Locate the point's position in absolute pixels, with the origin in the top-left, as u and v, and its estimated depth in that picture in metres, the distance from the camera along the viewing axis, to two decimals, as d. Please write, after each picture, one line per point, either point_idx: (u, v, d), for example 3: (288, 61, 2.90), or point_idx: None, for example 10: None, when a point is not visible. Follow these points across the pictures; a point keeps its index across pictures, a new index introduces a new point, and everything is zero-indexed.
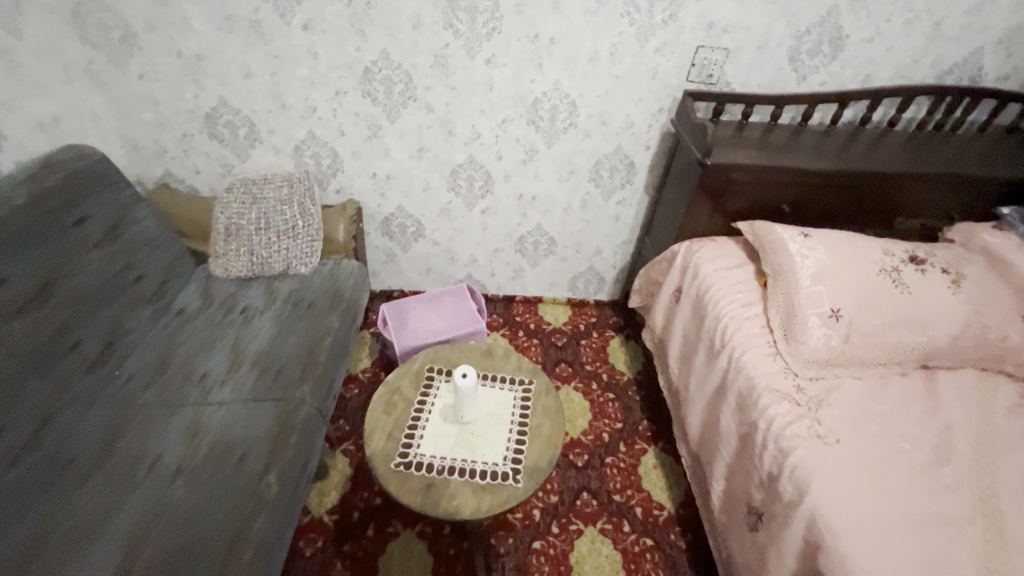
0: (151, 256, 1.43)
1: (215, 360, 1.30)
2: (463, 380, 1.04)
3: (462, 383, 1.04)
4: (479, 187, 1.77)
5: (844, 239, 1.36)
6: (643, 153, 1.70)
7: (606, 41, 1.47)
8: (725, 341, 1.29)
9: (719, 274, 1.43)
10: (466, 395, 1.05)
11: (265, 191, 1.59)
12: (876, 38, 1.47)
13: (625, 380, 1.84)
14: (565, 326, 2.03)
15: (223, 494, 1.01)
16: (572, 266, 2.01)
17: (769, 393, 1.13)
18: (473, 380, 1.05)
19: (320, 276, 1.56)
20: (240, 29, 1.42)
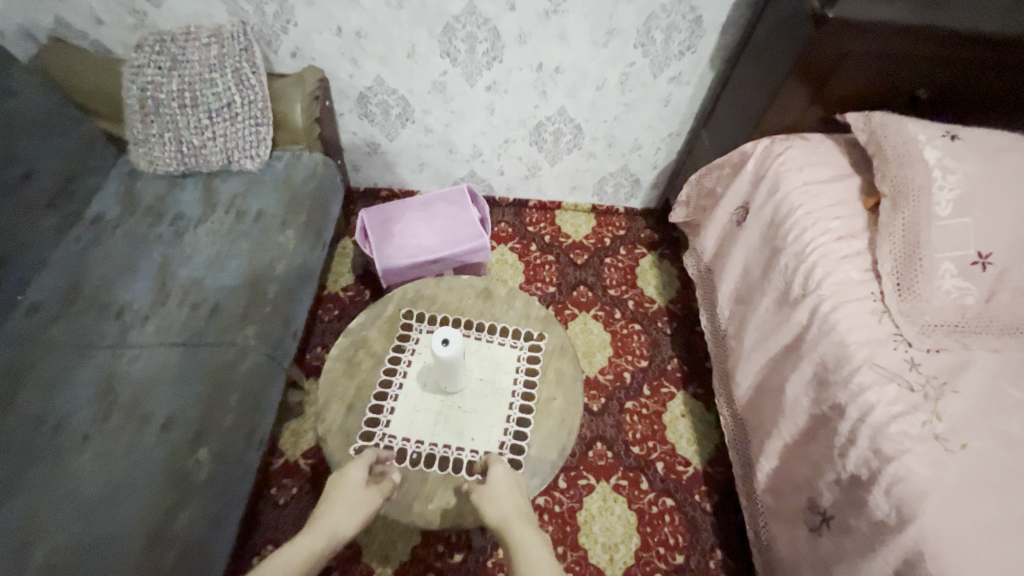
0: (41, 143, 1.07)
1: (138, 288, 1.02)
2: (444, 350, 0.74)
3: (445, 354, 0.74)
4: (483, 53, 1.29)
5: (1008, 145, 0.92)
6: (718, 4, 1.18)
7: None
8: (808, 288, 0.95)
9: (809, 191, 1.03)
10: (450, 367, 0.76)
11: (188, 52, 1.14)
12: None
13: (654, 310, 1.54)
14: (587, 240, 1.68)
15: (141, 473, 0.79)
16: (601, 165, 1.59)
17: (870, 370, 0.82)
18: (459, 349, 0.75)
19: (272, 176, 1.20)
20: None
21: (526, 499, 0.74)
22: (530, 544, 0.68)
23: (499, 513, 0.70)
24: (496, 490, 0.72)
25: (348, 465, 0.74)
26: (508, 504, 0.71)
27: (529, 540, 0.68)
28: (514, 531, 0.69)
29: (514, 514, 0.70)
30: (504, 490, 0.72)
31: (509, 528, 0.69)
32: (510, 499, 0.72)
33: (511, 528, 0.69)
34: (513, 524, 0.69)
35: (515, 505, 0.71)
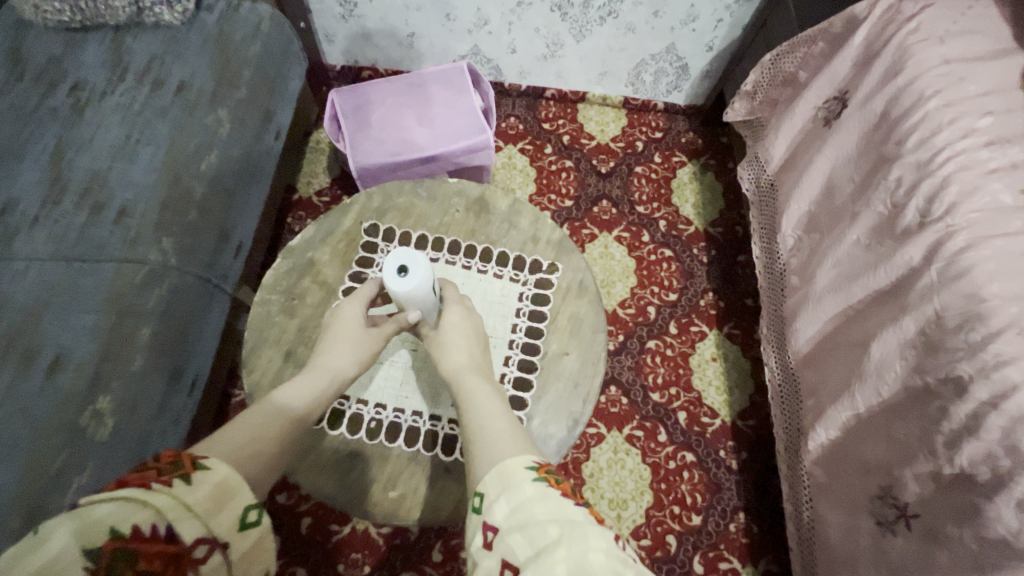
0: None
1: (26, 182, 0.78)
2: (401, 283, 0.51)
3: (401, 289, 0.51)
4: None
5: None
6: None
7: None
8: (930, 216, 0.68)
9: (952, 73, 0.71)
10: (413, 305, 0.54)
11: None
12: None
13: (690, 233, 1.27)
14: (614, 143, 1.37)
15: (22, 424, 0.62)
16: (641, 42, 1.22)
17: (1016, 337, 0.58)
18: (421, 282, 0.52)
19: (201, 34, 0.89)
20: None
21: (485, 353, 0.58)
22: (482, 398, 0.51)
23: (449, 363, 0.55)
24: (445, 338, 0.57)
25: (342, 303, 0.60)
26: (462, 354, 0.56)
27: (481, 393, 0.52)
28: (464, 382, 0.53)
29: (466, 367, 0.54)
30: (456, 338, 0.57)
31: (460, 378, 0.53)
32: (463, 348, 0.56)
33: (461, 379, 0.53)
34: (463, 374, 0.54)
35: (470, 357, 0.56)
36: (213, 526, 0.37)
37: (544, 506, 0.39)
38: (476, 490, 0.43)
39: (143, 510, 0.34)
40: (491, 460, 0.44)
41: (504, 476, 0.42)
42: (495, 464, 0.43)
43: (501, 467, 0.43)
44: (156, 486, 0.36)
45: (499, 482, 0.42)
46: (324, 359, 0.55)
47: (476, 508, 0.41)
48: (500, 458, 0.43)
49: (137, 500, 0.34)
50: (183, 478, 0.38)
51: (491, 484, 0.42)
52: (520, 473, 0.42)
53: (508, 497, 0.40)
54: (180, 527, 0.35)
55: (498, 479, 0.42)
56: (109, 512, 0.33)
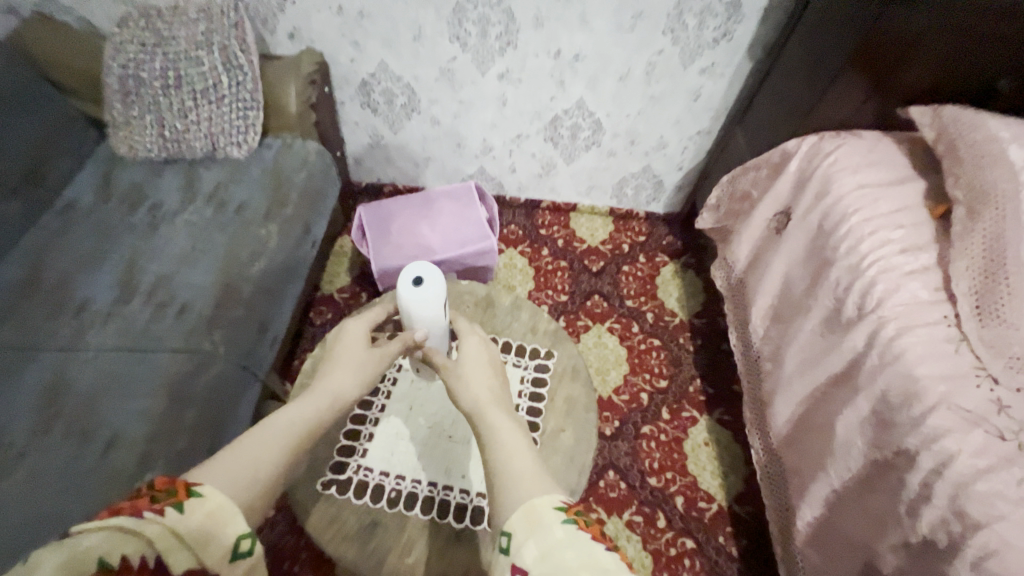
0: (9, 124, 1.00)
1: (101, 286, 0.93)
2: (414, 291, 0.65)
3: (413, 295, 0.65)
4: (495, 38, 1.17)
5: None
6: None
7: None
8: (865, 308, 0.81)
9: (866, 195, 0.89)
10: (421, 318, 0.67)
11: (175, 29, 1.07)
12: None
13: (676, 324, 1.40)
14: (603, 246, 1.55)
15: (72, 500, 0.69)
16: (621, 165, 1.46)
17: (948, 412, 0.67)
18: (433, 292, 0.66)
19: (260, 165, 1.10)
20: None
21: (505, 383, 0.61)
22: (504, 431, 0.52)
23: (471, 398, 0.57)
24: (465, 369, 0.60)
25: (347, 324, 0.68)
26: (483, 389, 0.58)
27: (502, 427, 0.53)
28: (485, 417, 0.54)
29: (486, 401, 0.56)
30: (474, 370, 0.60)
31: (481, 412, 0.55)
32: (483, 382, 0.59)
33: (483, 412, 0.55)
34: (486, 409, 0.55)
35: (490, 389, 0.58)
36: (204, 557, 0.39)
37: (575, 552, 0.40)
38: (503, 530, 0.44)
39: (132, 541, 0.36)
40: (518, 501, 0.45)
41: (533, 519, 0.43)
42: (522, 505, 0.44)
43: (529, 509, 0.43)
44: (147, 515, 0.38)
45: (528, 526, 0.42)
46: (336, 376, 0.60)
47: (505, 548, 0.43)
48: (529, 497, 0.44)
49: (125, 531, 0.36)
50: (175, 507, 0.40)
51: (519, 525, 0.43)
52: (549, 516, 0.43)
53: (537, 541, 0.41)
54: (168, 559, 0.37)
55: (527, 521, 0.43)
56: (98, 544, 0.35)
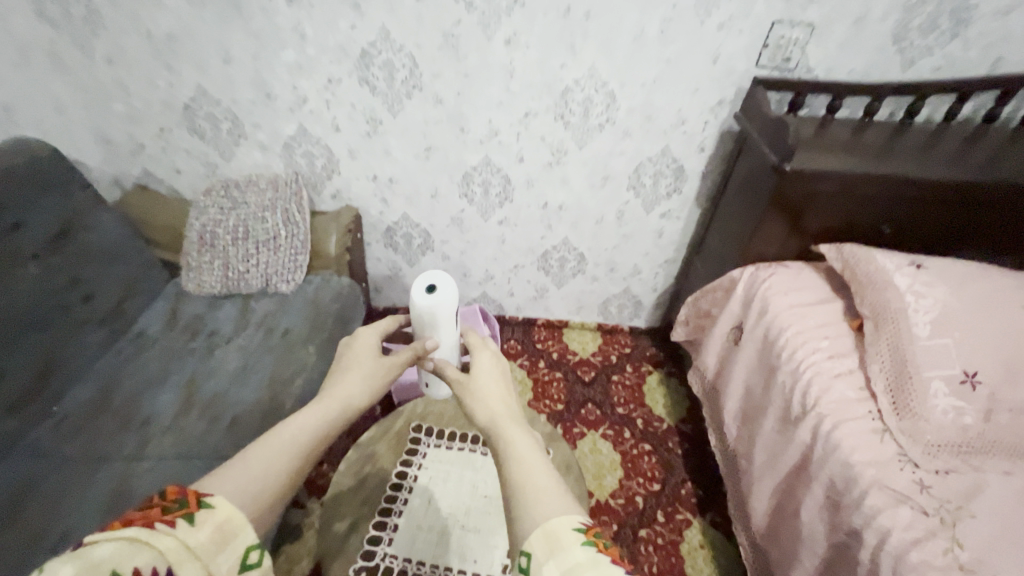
0: (106, 270, 1.24)
1: (163, 402, 1.09)
2: (429, 295, 0.88)
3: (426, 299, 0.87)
4: (496, 195, 1.50)
5: (971, 274, 1.02)
6: (696, 156, 1.39)
7: (656, 17, 1.17)
8: (807, 406, 0.97)
9: (797, 313, 1.11)
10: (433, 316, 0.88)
11: (247, 196, 1.38)
12: (1015, 9, 1.14)
13: (664, 429, 1.53)
14: (593, 358, 1.74)
15: None
16: (604, 288, 1.72)
17: (879, 493, 0.81)
18: (442, 296, 0.88)
19: (303, 296, 1.34)
20: (215, 4, 1.19)
21: (517, 401, 0.65)
22: (520, 445, 0.54)
23: (487, 413, 0.60)
24: (474, 380, 0.66)
25: (358, 333, 0.77)
26: (498, 405, 0.61)
27: (519, 440, 0.55)
28: (500, 431, 0.57)
29: (503, 417, 0.59)
30: (488, 388, 0.65)
31: (497, 425, 0.58)
32: (498, 399, 0.63)
33: (498, 428, 0.58)
34: (501, 424, 0.58)
35: (505, 406, 0.61)
36: (212, 568, 0.42)
37: (596, 572, 0.40)
38: (522, 550, 0.44)
39: (145, 552, 0.39)
40: (538, 519, 0.45)
41: (551, 537, 0.43)
42: (542, 525, 0.44)
43: (549, 527, 0.44)
44: (160, 529, 0.41)
45: (546, 546, 0.43)
46: (342, 385, 0.67)
47: (525, 568, 0.43)
48: (544, 518, 0.45)
49: (138, 542, 0.39)
50: (187, 520, 0.43)
51: (537, 545, 0.43)
52: (568, 535, 0.43)
53: (557, 561, 0.41)
54: (178, 569, 0.40)
55: (545, 540, 0.43)
56: (112, 555, 0.38)
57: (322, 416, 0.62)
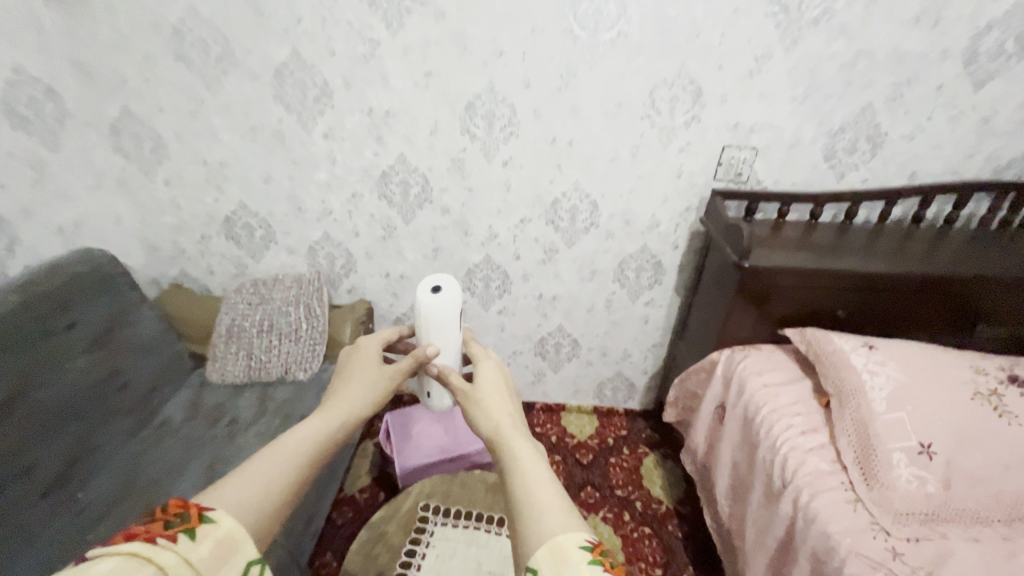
0: (141, 362, 1.37)
1: (184, 487, 1.16)
2: (432, 297, 0.93)
3: (427, 300, 0.93)
4: (496, 288, 1.68)
5: (917, 352, 1.15)
6: (671, 252, 1.59)
7: (627, 143, 1.42)
8: (786, 480, 1.05)
9: (770, 391, 1.22)
10: (434, 315, 0.93)
11: (273, 292, 1.54)
12: (918, 134, 1.40)
13: (664, 511, 1.56)
14: (591, 440, 1.80)
15: None
16: (597, 371, 1.84)
17: (856, 560, 0.87)
18: (442, 298, 0.93)
19: (319, 384, 1.46)
20: (262, 138, 1.44)
21: (519, 414, 0.71)
22: (525, 458, 0.60)
23: (492, 425, 0.67)
24: (475, 387, 0.74)
25: (361, 342, 0.89)
26: (504, 420, 0.67)
27: (523, 454, 0.61)
28: (508, 442, 0.63)
29: (510, 431, 0.65)
30: (492, 399, 0.72)
31: (501, 436, 0.65)
32: (504, 414, 0.69)
33: (505, 440, 0.64)
34: (507, 437, 0.64)
35: (510, 420, 0.68)
36: None
37: None
38: (529, 567, 0.47)
39: (146, 567, 0.44)
40: (544, 536, 0.49)
41: (558, 554, 0.46)
42: (548, 542, 0.48)
43: (555, 544, 0.47)
44: (161, 546, 0.46)
45: (553, 561, 0.46)
46: (341, 403, 0.76)
47: None
48: (553, 535, 0.48)
49: (138, 558, 0.44)
50: (187, 536, 0.49)
51: (543, 561, 0.46)
52: (574, 553, 0.46)
53: None
54: None
55: (551, 556, 0.46)
56: (115, 566, 0.42)
57: (321, 429, 0.70)
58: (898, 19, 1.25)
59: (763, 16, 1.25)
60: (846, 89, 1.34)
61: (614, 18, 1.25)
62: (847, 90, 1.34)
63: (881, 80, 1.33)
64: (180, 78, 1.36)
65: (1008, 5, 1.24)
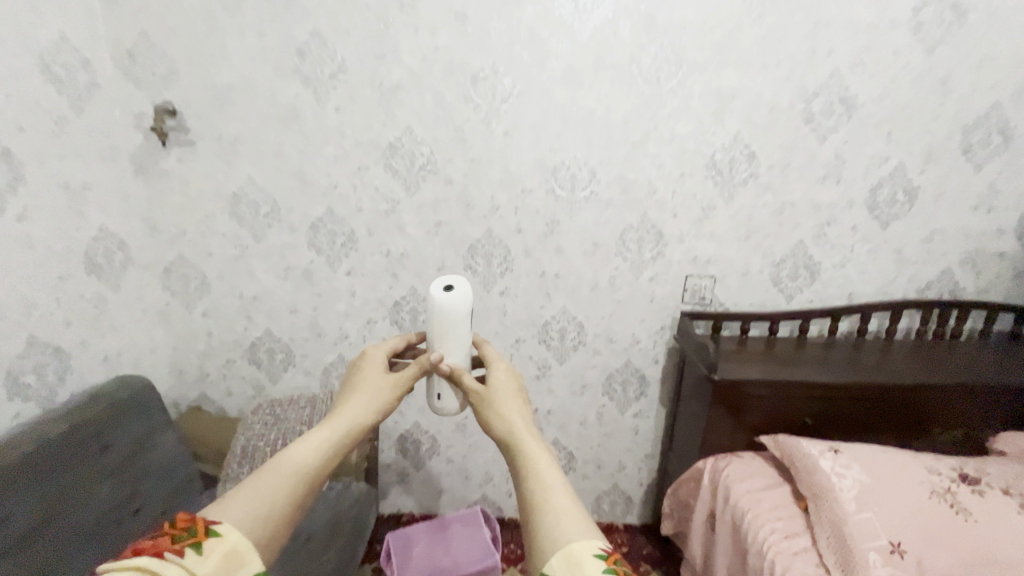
0: (159, 484, 1.43)
1: None
2: (444, 294, 0.98)
3: (439, 298, 0.98)
4: None
5: (877, 454, 1.27)
6: (652, 366, 1.77)
7: (604, 274, 1.68)
8: None
9: (753, 496, 1.31)
10: (447, 310, 0.98)
11: (287, 413, 1.66)
12: (847, 263, 1.68)
13: None
14: None
15: None
16: (594, 484, 1.90)
17: None
18: (452, 295, 0.98)
19: (326, 503, 1.51)
20: (293, 276, 1.68)
21: (529, 414, 0.80)
22: (539, 460, 0.69)
23: (508, 429, 0.76)
24: (489, 395, 0.84)
25: (371, 350, 0.98)
26: (519, 424, 0.76)
27: (538, 456, 0.70)
28: (523, 444, 0.72)
29: (526, 434, 0.74)
30: (506, 404, 0.81)
31: (516, 438, 0.74)
32: (518, 417, 0.78)
33: (520, 443, 0.73)
34: (523, 441, 0.73)
35: (523, 423, 0.77)
36: None
37: None
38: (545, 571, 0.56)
39: None
40: (559, 544, 0.57)
41: (572, 562, 0.54)
42: (563, 549, 0.56)
43: (569, 551, 0.55)
44: (168, 559, 0.53)
45: (567, 565, 0.54)
46: (349, 410, 0.83)
47: None
48: (569, 543, 0.57)
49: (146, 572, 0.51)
50: (193, 550, 0.55)
51: (559, 566, 0.55)
52: (586, 561, 0.54)
53: None
54: None
55: (566, 561, 0.55)
56: None
57: (326, 436, 0.77)
58: (809, 178, 1.59)
59: (703, 178, 1.58)
60: (779, 230, 1.64)
61: (586, 181, 1.59)
62: (780, 231, 1.64)
63: (806, 223, 1.64)
64: (230, 230, 1.64)
65: (890, 169, 1.59)
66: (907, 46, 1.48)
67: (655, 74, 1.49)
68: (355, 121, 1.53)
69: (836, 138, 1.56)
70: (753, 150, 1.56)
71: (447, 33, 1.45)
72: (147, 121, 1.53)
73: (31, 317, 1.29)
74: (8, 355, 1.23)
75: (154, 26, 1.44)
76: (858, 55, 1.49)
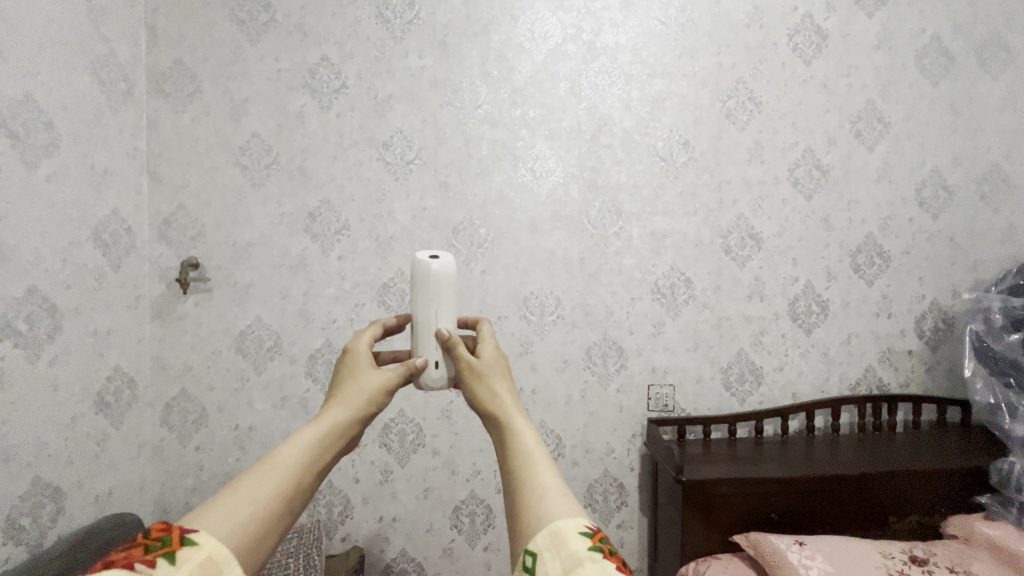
0: None
1: None
2: (431, 263, 0.98)
3: (428, 268, 0.97)
4: (481, 523, 1.83)
5: (837, 544, 1.39)
6: (629, 474, 1.88)
7: (576, 387, 1.87)
8: None
9: None
10: (437, 279, 0.98)
11: None
12: (784, 365, 1.93)
13: None
14: None
15: None
16: None
17: None
18: (439, 264, 0.98)
19: None
20: (290, 404, 1.81)
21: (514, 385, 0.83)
22: (525, 433, 0.73)
23: (501, 405, 0.78)
24: (482, 368, 0.85)
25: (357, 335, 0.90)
26: (508, 400, 0.79)
27: (524, 430, 0.74)
28: (513, 420, 0.75)
29: (513, 410, 0.77)
30: (496, 378, 0.83)
31: (508, 414, 0.76)
32: (506, 392, 0.81)
33: (511, 420, 0.75)
34: (513, 419, 0.75)
35: (512, 399, 0.79)
36: None
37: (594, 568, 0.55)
38: (528, 549, 0.59)
39: None
40: (546, 522, 0.60)
41: (560, 541, 0.58)
42: (549, 527, 0.59)
43: (556, 529, 0.59)
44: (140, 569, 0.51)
45: (554, 542, 0.58)
46: (340, 405, 0.77)
47: (529, 563, 0.58)
48: (554, 520, 0.60)
49: None
50: (166, 559, 0.52)
51: (544, 544, 0.58)
52: (573, 538, 0.58)
53: (560, 560, 0.56)
54: None
55: (551, 538, 0.58)
56: None
57: (316, 435, 0.71)
58: (737, 297, 1.91)
59: (651, 300, 1.88)
60: (720, 341, 1.91)
61: (553, 308, 1.86)
62: (722, 341, 1.91)
63: (743, 334, 1.91)
64: (234, 364, 1.79)
65: (801, 287, 1.93)
66: (792, 196, 1.92)
67: (601, 222, 1.86)
68: (354, 267, 1.81)
69: (752, 265, 1.91)
70: (688, 277, 1.89)
71: (433, 197, 1.82)
72: (172, 273, 1.75)
73: (40, 457, 1.36)
74: (12, 495, 1.28)
75: (190, 198, 1.75)
76: (756, 203, 1.90)
